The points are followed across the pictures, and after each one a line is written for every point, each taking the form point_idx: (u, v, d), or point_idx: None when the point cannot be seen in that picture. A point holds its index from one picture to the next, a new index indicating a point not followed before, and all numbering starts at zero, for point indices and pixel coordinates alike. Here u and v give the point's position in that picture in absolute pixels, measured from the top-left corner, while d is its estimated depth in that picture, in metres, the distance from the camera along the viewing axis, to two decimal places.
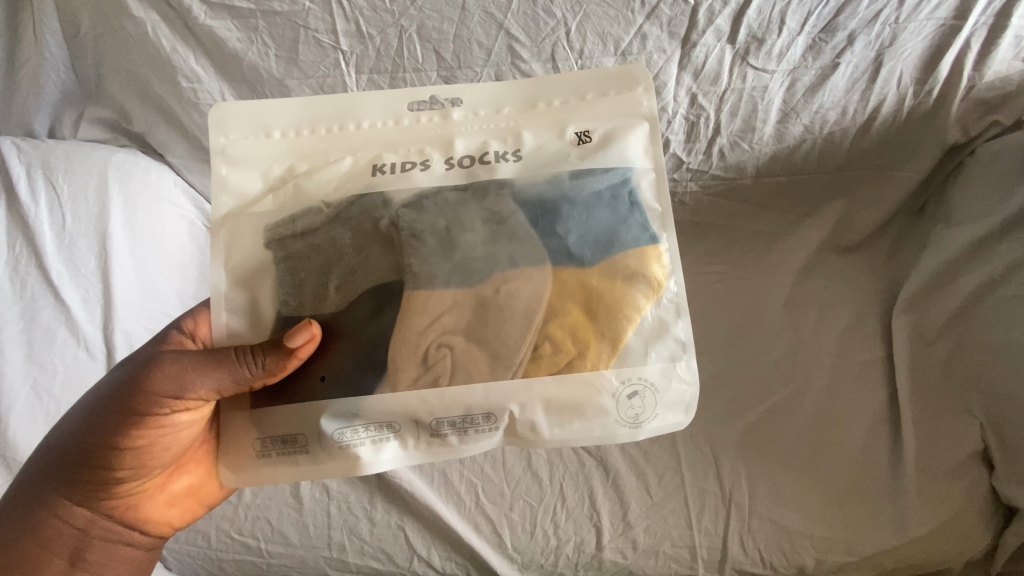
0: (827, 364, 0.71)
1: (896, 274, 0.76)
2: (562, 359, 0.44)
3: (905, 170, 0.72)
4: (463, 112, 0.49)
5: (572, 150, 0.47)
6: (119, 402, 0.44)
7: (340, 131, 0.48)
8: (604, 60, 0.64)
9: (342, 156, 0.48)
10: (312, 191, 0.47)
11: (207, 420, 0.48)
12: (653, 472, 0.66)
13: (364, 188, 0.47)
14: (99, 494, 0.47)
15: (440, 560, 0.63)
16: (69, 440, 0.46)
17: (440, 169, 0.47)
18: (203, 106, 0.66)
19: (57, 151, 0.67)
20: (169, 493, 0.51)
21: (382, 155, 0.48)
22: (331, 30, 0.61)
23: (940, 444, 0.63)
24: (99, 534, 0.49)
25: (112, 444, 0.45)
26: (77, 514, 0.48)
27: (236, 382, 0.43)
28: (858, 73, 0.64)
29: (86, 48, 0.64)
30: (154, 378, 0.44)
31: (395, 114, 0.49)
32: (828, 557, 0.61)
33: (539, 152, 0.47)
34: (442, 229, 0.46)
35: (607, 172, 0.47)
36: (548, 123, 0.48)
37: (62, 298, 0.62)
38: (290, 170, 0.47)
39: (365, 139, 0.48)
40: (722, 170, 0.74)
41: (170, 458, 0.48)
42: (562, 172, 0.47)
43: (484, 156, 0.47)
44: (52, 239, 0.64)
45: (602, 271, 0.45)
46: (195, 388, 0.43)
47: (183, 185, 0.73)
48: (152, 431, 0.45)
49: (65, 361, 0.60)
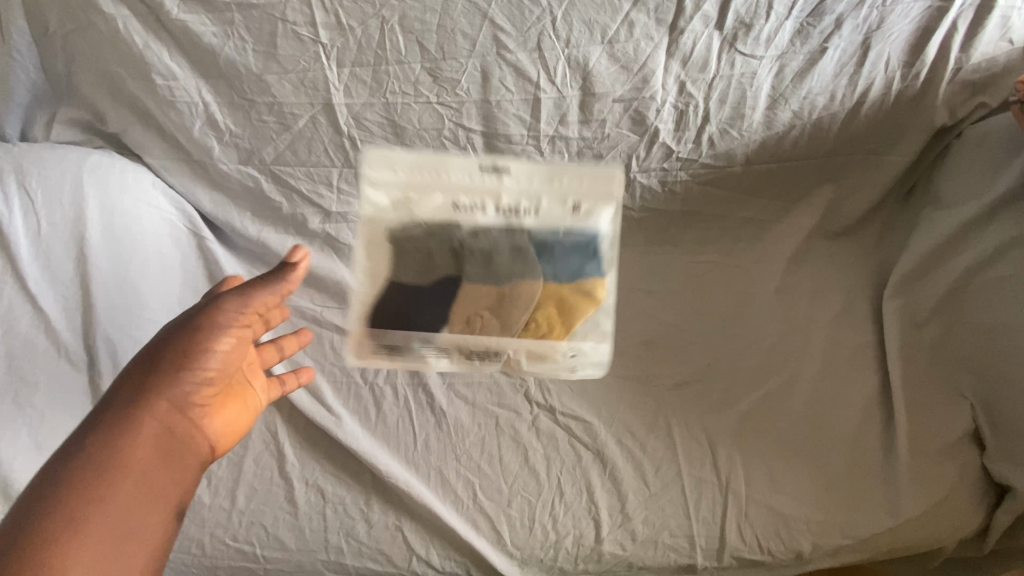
0: (820, 349, 0.71)
1: (885, 258, 0.76)
2: (543, 335, 0.59)
3: (894, 155, 0.72)
4: (512, 179, 0.57)
5: (567, 216, 0.57)
6: (194, 320, 0.48)
7: (436, 175, 0.56)
8: (591, 48, 0.63)
9: (434, 195, 0.56)
10: (421, 213, 0.56)
11: (248, 349, 0.52)
12: (649, 464, 0.65)
13: (450, 221, 0.57)
14: (165, 413, 0.46)
15: (439, 559, 0.62)
16: (136, 368, 0.47)
17: (494, 216, 0.57)
18: (180, 104, 0.64)
19: (30, 155, 0.63)
20: (217, 428, 0.51)
21: (460, 199, 0.56)
22: (310, 23, 0.60)
23: (933, 425, 0.64)
24: (162, 453, 0.46)
25: (184, 359, 0.47)
26: (149, 432, 0.45)
27: (274, 293, 0.50)
28: (846, 57, 0.64)
29: (57, 47, 0.62)
30: (224, 297, 0.49)
31: (477, 166, 0.56)
32: (824, 541, 0.62)
33: (543, 219, 0.57)
34: (487, 253, 0.58)
35: (581, 232, 0.57)
36: (559, 197, 0.57)
37: (41, 308, 0.60)
38: (402, 197, 0.56)
39: (456, 184, 0.56)
40: (711, 159, 0.72)
41: (223, 381, 0.50)
42: (555, 225, 0.58)
43: (513, 212, 0.57)
44: (28, 247, 0.61)
45: (571, 287, 0.58)
46: (269, 300, 0.54)
47: (162, 185, 0.69)
48: (220, 346, 0.49)
49: (46, 372, 0.59)
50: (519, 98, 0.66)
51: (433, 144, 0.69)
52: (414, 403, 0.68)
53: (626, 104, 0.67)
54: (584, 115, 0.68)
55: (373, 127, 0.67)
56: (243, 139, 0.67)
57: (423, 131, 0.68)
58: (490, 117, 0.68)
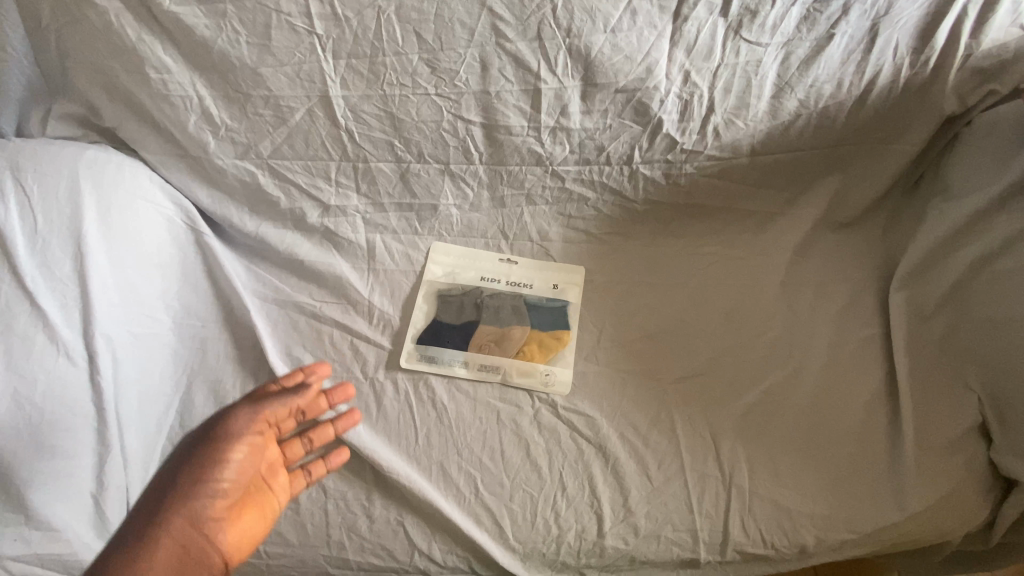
0: (825, 342, 0.70)
1: (893, 249, 0.75)
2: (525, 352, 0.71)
3: (903, 143, 0.70)
4: (516, 233, 0.78)
5: (548, 291, 0.76)
6: (201, 446, 0.61)
7: (462, 235, 0.77)
8: (594, 38, 0.62)
9: (459, 248, 0.77)
10: (447, 266, 0.76)
11: (261, 458, 0.61)
12: (652, 458, 0.65)
13: (469, 274, 0.76)
14: (188, 514, 0.56)
15: (441, 554, 0.61)
16: (168, 473, 0.60)
17: (498, 262, 0.77)
18: (174, 98, 0.64)
19: (23, 151, 0.61)
20: (241, 524, 0.58)
21: (478, 252, 0.77)
22: (304, 14, 0.60)
23: (940, 417, 0.63)
24: (197, 522, 0.56)
25: (199, 485, 0.58)
26: (178, 534, 0.55)
27: (283, 406, 0.64)
28: (854, 44, 0.63)
29: (50, 40, 0.61)
30: (230, 417, 0.63)
31: (491, 226, 0.77)
32: (829, 535, 0.61)
33: (531, 272, 0.77)
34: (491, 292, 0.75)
35: (557, 305, 0.75)
36: (546, 266, 0.77)
37: (40, 305, 0.56)
38: (435, 248, 0.77)
39: (474, 241, 0.77)
40: (717, 150, 0.71)
41: (240, 484, 0.59)
42: (538, 293, 0.75)
43: (512, 263, 0.77)
44: (25, 243, 0.57)
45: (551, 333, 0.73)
46: (274, 408, 0.64)
47: (159, 180, 0.69)
48: (230, 464, 0.59)
49: (47, 371, 0.55)
50: (519, 89, 0.66)
51: (432, 137, 0.69)
52: (415, 398, 0.68)
53: (629, 94, 0.66)
54: (585, 106, 0.67)
55: (371, 120, 0.67)
56: (240, 133, 0.67)
57: (422, 124, 0.68)
58: (490, 108, 0.67)
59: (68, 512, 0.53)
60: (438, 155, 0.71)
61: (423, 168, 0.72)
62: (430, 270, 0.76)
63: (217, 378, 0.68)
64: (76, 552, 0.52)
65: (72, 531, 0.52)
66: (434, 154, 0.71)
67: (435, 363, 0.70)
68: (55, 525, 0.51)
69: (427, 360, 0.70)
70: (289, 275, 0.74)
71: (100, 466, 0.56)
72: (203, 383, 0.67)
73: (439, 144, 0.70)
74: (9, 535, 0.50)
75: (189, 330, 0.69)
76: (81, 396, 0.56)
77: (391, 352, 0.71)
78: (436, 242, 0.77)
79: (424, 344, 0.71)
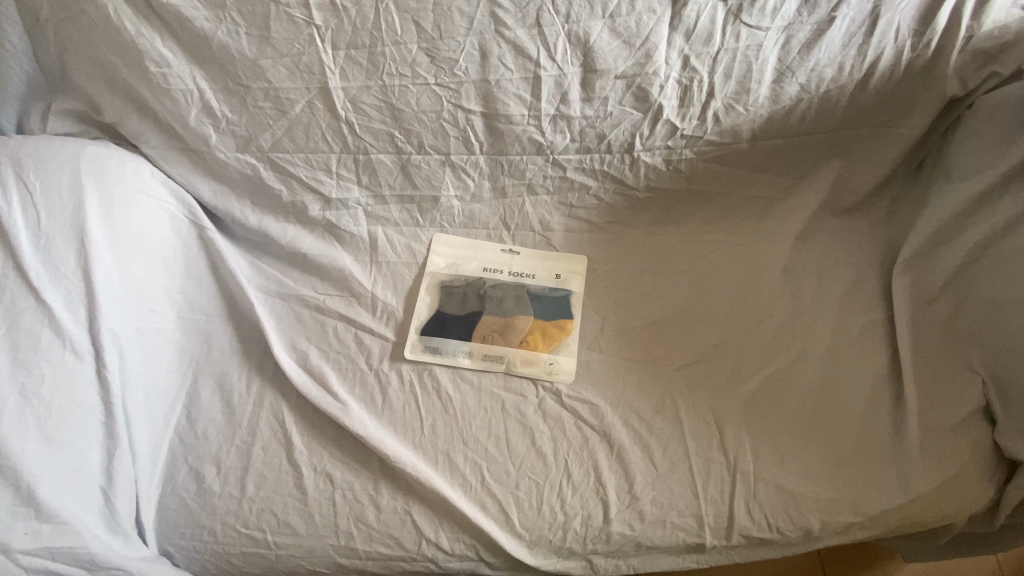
0: (827, 327, 0.70)
1: (895, 233, 0.75)
2: (528, 341, 0.72)
3: (904, 127, 0.70)
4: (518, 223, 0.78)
5: (549, 281, 0.76)
6: None
7: (464, 227, 0.77)
8: (592, 23, 0.62)
9: (461, 240, 0.77)
10: (448, 258, 0.76)
11: None
12: (657, 444, 0.65)
13: (471, 266, 0.76)
14: None
15: (449, 542, 0.60)
16: None
17: (501, 253, 0.77)
18: (174, 92, 0.64)
19: (26, 147, 0.61)
20: None
21: (479, 244, 0.77)
22: (303, 4, 0.60)
23: (943, 400, 0.63)
24: None
25: None
26: None
27: None
28: (855, 27, 0.64)
29: (49, 36, 0.62)
30: None
31: (493, 218, 0.77)
32: (835, 518, 0.61)
33: (533, 262, 0.77)
34: (493, 283, 0.76)
35: (559, 294, 0.75)
36: (548, 255, 0.77)
37: (43, 300, 0.56)
38: (437, 240, 0.77)
39: (476, 233, 0.78)
40: (717, 135, 0.71)
41: None
42: (540, 283, 0.76)
43: (513, 253, 0.77)
44: (28, 239, 0.57)
45: (553, 323, 0.73)
46: None
47: (161, 176, 0.69)
48: None
49: (52, 365, 0.55)
50: (519, 77, 0.65)
51: (432, 127, 0.69)
52: (420, 389, 0.68)
53: (629, 80, 0.66)
54: (585, 93, 0.67)
55: (371, 111, 0.67)
56: (240, 126, 0.67)
57: (422, 114, 0.68)
58: (489, 97, 0.67)
59: (77, 505, 0.53)
60: (438, 145, 0.71)
61: (423, 159, 0.72)
62: (433, 262, 0.76)
63: (223, 372, 0.68)
64: (87, 543, 0.51)
65: (82, 523, 0.52)
66: (434, 145, 0.71)
67: (440, 353, 0.70)
68: (64, 518, 0.51)
69: (432, 351, 0.70)
70: (291, 269, 0.75)
71: (108, 459, 0.57)
72: (209, 378, 0.67)
73: (440, 134, 0.70)
74: (19, 529, 0.49)
75: (194, 324, 0.69)
76: (88, 390, 0.57)
77: (395, 343, 0.71)
78: (438, 233, 0.77)
79: (428, 336, 0.71)
